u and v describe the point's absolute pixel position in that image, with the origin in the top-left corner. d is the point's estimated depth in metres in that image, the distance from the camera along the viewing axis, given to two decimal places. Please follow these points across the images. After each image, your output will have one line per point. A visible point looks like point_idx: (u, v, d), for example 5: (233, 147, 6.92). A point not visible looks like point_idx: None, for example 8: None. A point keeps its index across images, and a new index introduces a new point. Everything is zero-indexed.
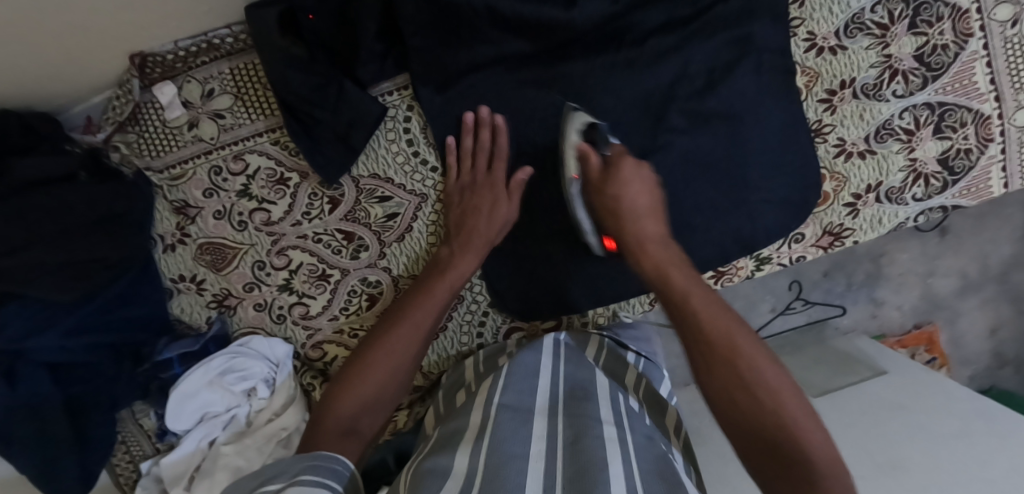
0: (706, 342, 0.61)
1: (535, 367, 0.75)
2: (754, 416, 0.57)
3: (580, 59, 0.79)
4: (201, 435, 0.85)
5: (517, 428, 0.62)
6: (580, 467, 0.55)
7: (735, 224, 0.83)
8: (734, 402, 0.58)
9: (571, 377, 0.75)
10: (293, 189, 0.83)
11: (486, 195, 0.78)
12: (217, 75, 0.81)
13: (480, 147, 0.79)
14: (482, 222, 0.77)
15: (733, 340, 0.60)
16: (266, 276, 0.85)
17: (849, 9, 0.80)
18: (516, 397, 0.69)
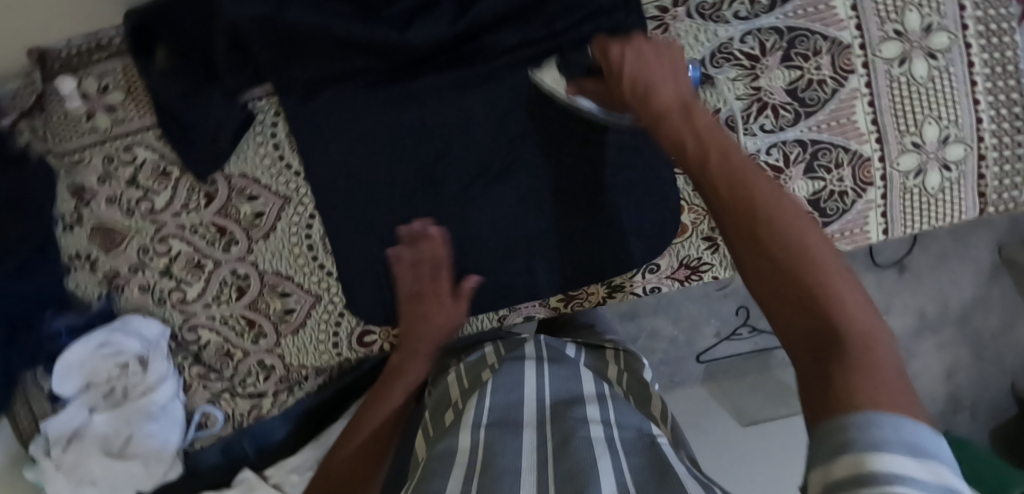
0: (734, 225, 0.55)
1: (515, 382, 0.75)
2: (801, 294, 0.48)
3: (433, 74, 0.80)
4: (83, 404, 0.92)
5: (508, 441, 0.63)
6: (569, 469, 0.56)
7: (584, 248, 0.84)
8: (794, 284, 0.49)
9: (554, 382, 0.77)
10: (174, 183, 0.89)
11: (432, 306, 0.85)
12: (112, 71, 0.88)
13: (422, 255, 0.84)
14: (426, 328, 0.85)
15: (781, 211, 0.54)
16: (149, 261, 0.92)
17: (716, 37, 0.78)
18: (502, 413, 0.69)
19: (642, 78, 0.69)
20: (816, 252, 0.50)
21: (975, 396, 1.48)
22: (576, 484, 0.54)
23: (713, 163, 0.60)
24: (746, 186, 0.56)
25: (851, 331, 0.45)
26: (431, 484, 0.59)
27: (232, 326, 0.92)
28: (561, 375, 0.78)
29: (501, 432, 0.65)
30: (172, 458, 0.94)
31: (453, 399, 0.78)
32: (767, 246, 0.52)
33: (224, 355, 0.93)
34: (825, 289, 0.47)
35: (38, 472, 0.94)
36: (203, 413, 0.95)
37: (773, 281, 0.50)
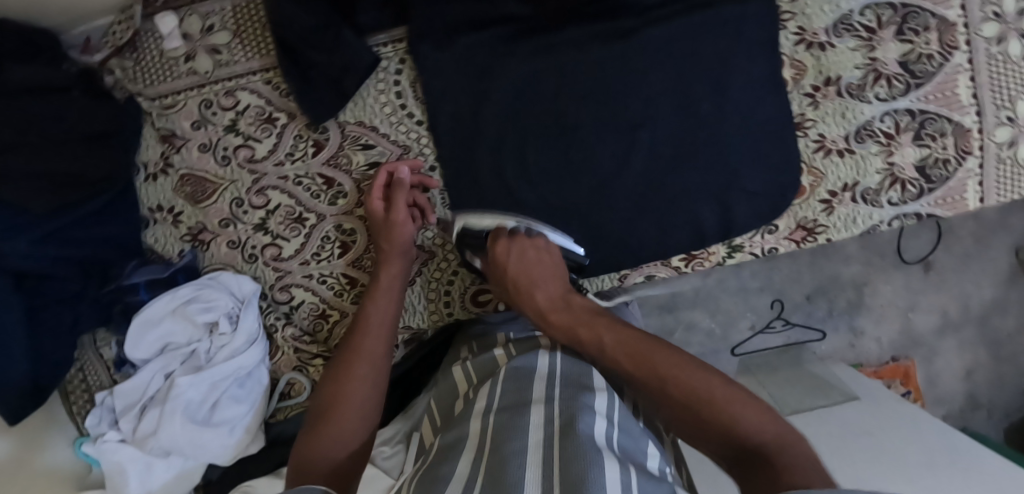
0: (660, 379, 0.62)
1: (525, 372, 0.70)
2: (686, 396, 0.60)
3: (573, 25, 0.80)
4: (159, 368, 0.85)
5: (522, 419, 0.59)
6: (572, 455, 0.52)
7: (707, 207, 0.84)
8: (698, 405, 0.59)
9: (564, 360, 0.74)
10: (280, 130, 0.84)
11: (389, 231, 0.79)
12: (220, 11, 0.83)
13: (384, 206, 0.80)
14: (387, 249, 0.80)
15: (641, 348, 0.65)
16: (243, 214, 0.86)
17: (838, 9, 0.82)
18: (513, 397, 0.64)
19: (528, 276, 0.75)
20: (713, 393, 0.59)
21: (991, 395, 1.57)
22: (578, 468, 0.51)
23: (625, 353, 0.65)
24: (655, 362, 0.62)
25: (726, 418, 0.57)
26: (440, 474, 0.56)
27: (330, 286, 0.87)
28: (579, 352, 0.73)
29: (517, 416, 0.60)
30: (254, 429, 0.87)
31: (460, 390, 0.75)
32: (709, 400, 0.58)
33: (318, 316, 0.88)
34: (732, 414, 0.56)
35: (97, 449, 0.84)
36: (288, 381, 0.89)
37: (684, 393, 0.60)
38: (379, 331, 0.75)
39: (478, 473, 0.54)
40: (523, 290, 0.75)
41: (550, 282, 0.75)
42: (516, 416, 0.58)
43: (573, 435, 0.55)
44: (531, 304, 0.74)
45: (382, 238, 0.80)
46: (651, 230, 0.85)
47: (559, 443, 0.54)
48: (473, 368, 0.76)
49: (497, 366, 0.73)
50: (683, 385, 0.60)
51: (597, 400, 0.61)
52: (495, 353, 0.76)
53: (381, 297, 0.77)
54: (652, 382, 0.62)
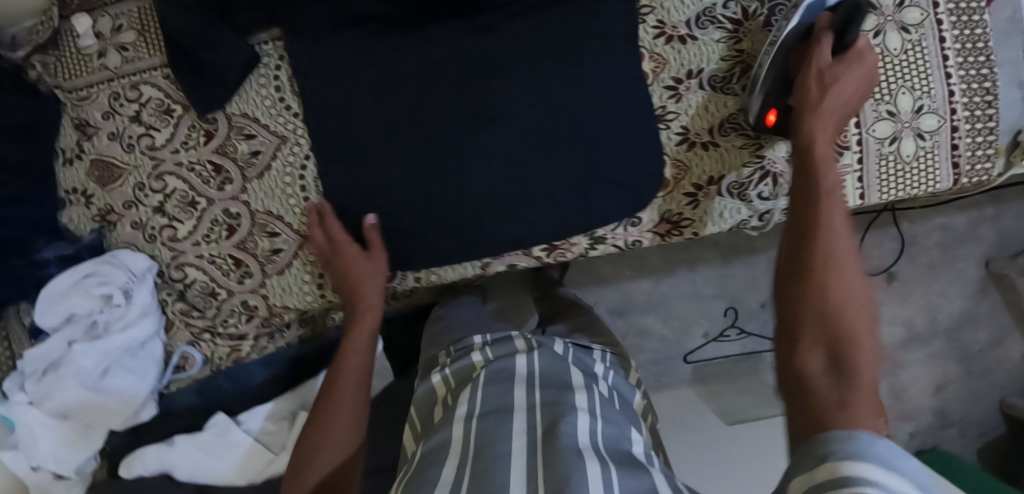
0: (802, 268, 0.59)
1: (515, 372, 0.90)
2: (833, 340, 0.55)
3: (435, 24, 0.84)
4: (62, 338, 0.93)
5: (505, 426, 0.77)
6: (552, 457, 0.70)
7: (571, 199, 0.86)
8: (830, 339, 0.55)
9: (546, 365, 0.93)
10: (176, 120, 0.91)
11: (353, 263, 0.86)
12: (128, 13, 0.92)
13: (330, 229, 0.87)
14: (363, 285, 0.86)
15: (836, 240, 0.60)
16: (144, 197, 0.93)
17: (700, 2, 0.82)
18: (497, 398, 0.83)
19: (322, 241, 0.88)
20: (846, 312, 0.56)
21: (965, 412, 1.53)
22: (559, 467, 0.67)
23: (817, 234, 0.60)
24: (830, 294, 0.57)
25: (851, 373, 0.52)
26: (430, 471, 0.74)
27: (218, 265, 0.93)
28: (547, 364, 0.92)
29: (494, 419, 0.78)
30: (146, 396, 0.95)
31: (442, 393, 0.96)
32: (840, 326, 0.55)
33: (208, 294, 0.94)
34: (854, 394, 0.50)
35: (9, 408, 0.94)
36: (182, 355, 0.97)
37: (840, 345, 0.54)
38: (355, 370, 0.84)
39: (462, 469, 0.72)
40: (811, 114, 0.69)
41: (833, 167, 0.66)
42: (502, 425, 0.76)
43: (554, 440, 0.72)
44: (807, 174, 0.66)
45: (354, 283, 0.86)
46: (510, 219, 0.87)
47: (541, 446, 0.72)
48: (454, 375, 0.97)
49: (476, 372, 0.94)
50: (829, 284, 0.57)
51: (571, 405, 0.80)
52: (473, 358, 0.98)
53: (363, 329, 0.86)
54: (841, 331, 0.55)
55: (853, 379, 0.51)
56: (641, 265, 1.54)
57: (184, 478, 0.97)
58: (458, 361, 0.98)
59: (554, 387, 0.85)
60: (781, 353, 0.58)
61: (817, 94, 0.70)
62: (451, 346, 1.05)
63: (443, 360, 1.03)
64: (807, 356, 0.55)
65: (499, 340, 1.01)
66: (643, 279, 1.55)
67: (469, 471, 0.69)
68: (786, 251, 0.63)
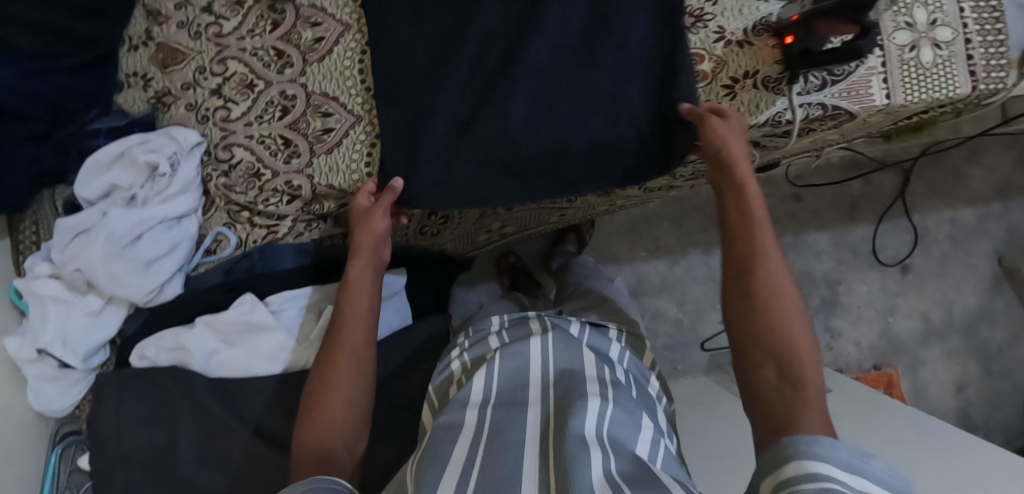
0: (748, 293, 0.70)
1: (526, 361, 0.97)
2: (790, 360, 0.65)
3: None
4: (99, 207, 0.92)
5: (514, 418, 0.82)
6: (559, 450, 0.73)
7: (625, 83, 0.87)
8: (780, 353, 0.66)
9: (556, 355, 0.97)
10: (246, 11, 0.97)
11: (362, 218, 0.87)
12: None
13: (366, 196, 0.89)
14: (366, 237, 0.86)
15: (785, 294, 0.69)
16: (203, 80, 0.97)
17: None
18: (508, 395, 0.89)
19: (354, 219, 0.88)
20: (802, 345, 0.66)
21: (986, 415, 1.53)
22: (561, 430, 0.77)
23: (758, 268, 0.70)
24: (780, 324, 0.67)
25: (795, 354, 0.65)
26: (442, 450, 0.78)
27: (267, 146, 0.95)
28: (560, 347, 0.99)
29: (509, 411, 0.84)
30: (173, 273, 0.93)
31: (458, 378, 1.03)
32: (789, 343, 0.66)
33: (252, 176, 0.95)
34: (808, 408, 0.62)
35: (30, 280, 0.93)
36: (216, 237, 0.96)
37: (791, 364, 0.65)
38: (358, 321, 0.82)
39: (475, 446, 0.77)
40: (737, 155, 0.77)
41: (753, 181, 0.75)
42: (513, 413, 0.83)
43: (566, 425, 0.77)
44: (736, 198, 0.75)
45: (359, 234, 0.86)
46: (557, 103, 0.87)
47: (548, 438, 0.77)
48: (470, 360, 1.05)
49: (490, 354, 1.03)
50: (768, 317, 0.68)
51: (583, 391, 0.85)
52: (490, 343, 1.07)
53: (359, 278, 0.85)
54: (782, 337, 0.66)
55: (802, 397, 0.63)
56: (656, 246, 1.58)
57: (197, 369, 0.93)
58: (475, 347, 1.07)
59: (563, 378, 0.91)
60: (745, 369, 0.69)
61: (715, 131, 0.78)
62: (469, 329, 1.14)
63: (461, 343, 1.10)
64: (765, 370, 0.66)
65: (514, 324, 1.11)
66: (659, 261, 1.59)
67: (482, 447, 0.76)
68: (729, 245, 0.75)
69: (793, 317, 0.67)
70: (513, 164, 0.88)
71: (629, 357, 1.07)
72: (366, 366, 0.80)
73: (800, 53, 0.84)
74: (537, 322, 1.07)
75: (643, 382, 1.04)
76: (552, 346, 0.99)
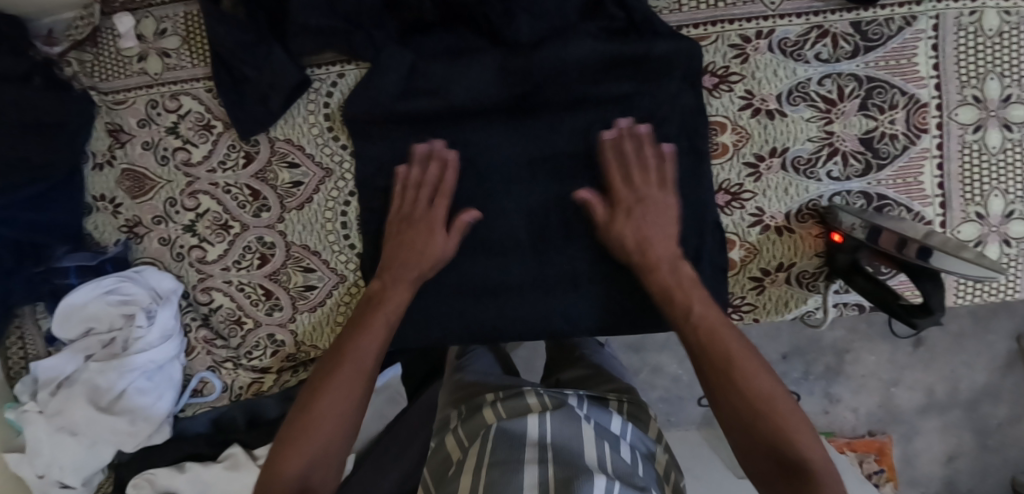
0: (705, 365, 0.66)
1: (520, 432, 0.75)
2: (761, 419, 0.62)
3: (484, 66, 0.79)
4: (80, 349, 0.89)
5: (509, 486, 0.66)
6: None
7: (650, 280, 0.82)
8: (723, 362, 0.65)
9: (559, 428, 0.75)
10: (215, 138, 0.86)
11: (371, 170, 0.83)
12: (172, 17, 0.85)
13: (425, 171, 0.80)
14: (419, 208, 0.79)
15: (721, 338, 0.67)
16: (175, 214, 0.89)
17: (794, 76, 0.77)
18: (505, 455, 0.71)
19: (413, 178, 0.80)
20: (764, 385, 0.63)
21: (973, 485, 1.35)
22: None
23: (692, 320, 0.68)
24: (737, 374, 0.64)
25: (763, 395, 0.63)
26: None
27: (247, 294, 0.89)
28: (564, 423, 0.76)
29: (505, 471, 0.68)
30: (161, 421, 0.90)
31: (455, 456, 0.78)
32: (755, 395, 0.63)
33: (233, 322, 0.90)
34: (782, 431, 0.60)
35: (19, 413, 0.90)
36: (200, 379, 0.93)
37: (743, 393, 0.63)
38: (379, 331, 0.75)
39: None
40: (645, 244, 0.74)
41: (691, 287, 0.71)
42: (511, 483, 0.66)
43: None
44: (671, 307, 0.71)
45: (405, 204, 0.80)
46: (558, 281, 0.83)
47: None
48: (465, 433, 0.79)
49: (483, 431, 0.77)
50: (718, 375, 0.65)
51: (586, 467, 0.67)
52: (484, 416, 0.79)
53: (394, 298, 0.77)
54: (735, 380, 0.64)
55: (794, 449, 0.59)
56: None
57: None
58: (469, 421, 0.80)
59: (564, 453, 0.70)
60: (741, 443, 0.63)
61: (625, 196, 0.76)
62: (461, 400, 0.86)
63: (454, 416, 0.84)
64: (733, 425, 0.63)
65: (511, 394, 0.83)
66: None
67: None
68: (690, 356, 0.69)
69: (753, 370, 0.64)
70: (512, 334, 0.85)
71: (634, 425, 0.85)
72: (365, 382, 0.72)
73: (846, 263, 0.76)
74: (534, 395, 0.81)
75: (653, 457, 0.81)
76: (554, 424, 0.76)
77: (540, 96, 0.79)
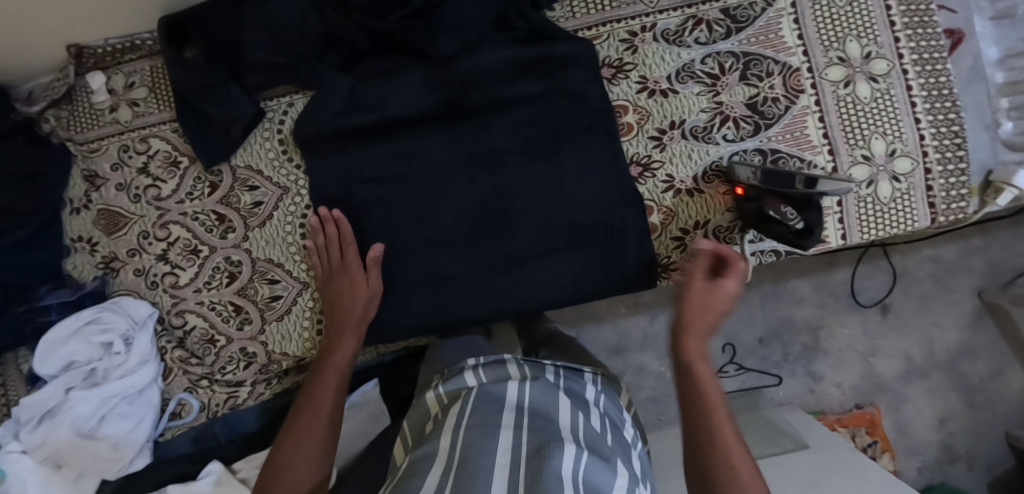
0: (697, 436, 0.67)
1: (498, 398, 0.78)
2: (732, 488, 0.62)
3: (414, 78, 0.89)
4: (61, 384, 0.92)
5: (487, 441, 0.68)
6: None
7: (586, 252, 0.90)
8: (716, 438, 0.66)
9: (534, 395, 0.79)
10: (182, 172, 0.95)
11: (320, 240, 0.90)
12: (140, 70, 0.96)
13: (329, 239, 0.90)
14: (358, 279, 0.89)
15: (718, 413, 0.68)
16: (148, 245, 0.96)
17: (680, 59, 0.88)
18: (485, 418, 0.73)
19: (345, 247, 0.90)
20: (740, 463, 0.64)
21: (971, 446, 1.36)
22: None
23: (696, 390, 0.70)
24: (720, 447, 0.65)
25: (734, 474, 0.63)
26: (412, 482, 0.65)
27: (218, 312, 0.95)
28: (540, 391, 0.79)
29: (484, 430, 0.70)
30: (141, 445, 0.94)
31: (432, 412, 0.84)
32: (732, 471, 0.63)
33: (207, 342, 0.95)
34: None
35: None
36: (179, 402, 0.97)
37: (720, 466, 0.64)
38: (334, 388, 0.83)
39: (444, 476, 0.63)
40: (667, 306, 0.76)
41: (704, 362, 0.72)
42: (488, 439, 0.68)
43: (538, 469, 0.63)
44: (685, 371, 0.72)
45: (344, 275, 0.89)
46: (498, 265, 0.91)
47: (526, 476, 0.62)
48: (446, 395, 0.83)
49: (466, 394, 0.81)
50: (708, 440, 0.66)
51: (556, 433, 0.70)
52: (464, 380, 0.84)
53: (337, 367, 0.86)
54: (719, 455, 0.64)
55: None
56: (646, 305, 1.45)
57: None
58: (449, 382, 0.84)
59: (539, 419, 0.74)
60: None
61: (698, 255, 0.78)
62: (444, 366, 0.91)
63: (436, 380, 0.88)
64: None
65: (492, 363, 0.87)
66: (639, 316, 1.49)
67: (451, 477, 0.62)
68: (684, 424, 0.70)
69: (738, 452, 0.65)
70: (468, 317, 0.92)
71: (606, 399, 0.88)
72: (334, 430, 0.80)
73: (755, 212, 0.82)
74: (514, 365, 0.85)
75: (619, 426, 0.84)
76: (530, 393, 0.79)
77: (465, 101, 0.89)
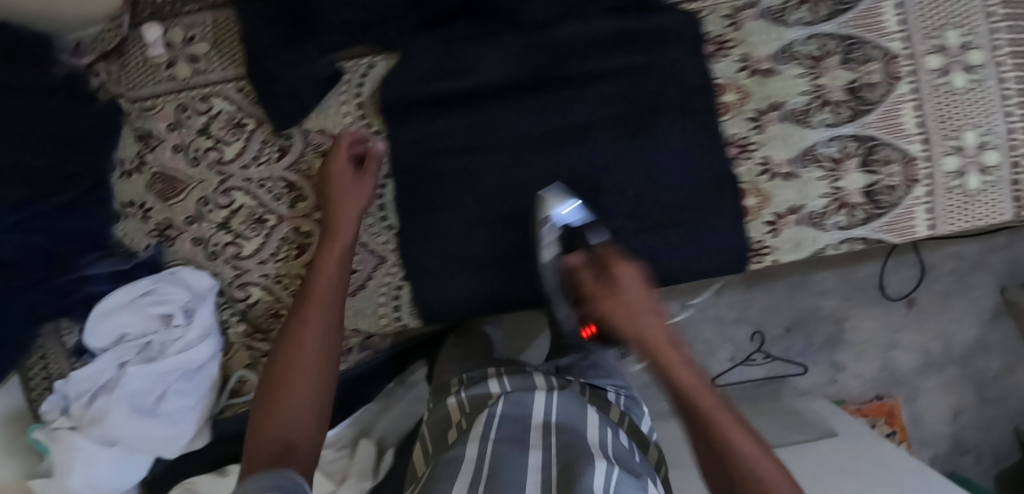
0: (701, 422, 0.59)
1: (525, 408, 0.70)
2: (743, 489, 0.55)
3: (502, 43, 0.84)
4: (113, 358, 0.86)
5: (516, 459, 0.61)
6: None
7: (678, 234, 0.87)
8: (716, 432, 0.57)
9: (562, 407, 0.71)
10: (248, 134, 0.89)
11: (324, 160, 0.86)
12: (201, 24, 0.88)
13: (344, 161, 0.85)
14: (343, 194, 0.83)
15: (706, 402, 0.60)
16: (208, 213, 0.90)
17: (782, 38, 0.85)
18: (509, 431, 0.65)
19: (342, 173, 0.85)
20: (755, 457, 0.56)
21: (980, 439, 1.28)
22: None
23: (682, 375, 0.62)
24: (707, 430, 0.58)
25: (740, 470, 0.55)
26: None
27: (286, 286, 0.90)
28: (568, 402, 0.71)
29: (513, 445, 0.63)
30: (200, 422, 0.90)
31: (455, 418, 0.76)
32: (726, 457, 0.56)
33: (272, 316, 0.91)
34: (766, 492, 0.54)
35: (49, 434, 0.86)
36: (239, 379, 0.93)
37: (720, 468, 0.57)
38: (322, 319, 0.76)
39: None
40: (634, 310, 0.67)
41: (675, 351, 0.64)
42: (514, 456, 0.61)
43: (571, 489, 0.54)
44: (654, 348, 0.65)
45: (335, 192, 0.84)
46: (550, 247, 0.82)
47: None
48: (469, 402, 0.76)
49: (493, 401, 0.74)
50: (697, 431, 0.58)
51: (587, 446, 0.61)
52: (489, 387, 0.77)
53: (325, 282, 0.80)
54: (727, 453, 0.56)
55: None
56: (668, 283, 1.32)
57: None
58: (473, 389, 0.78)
59: (567, 432, 0.65)
60: None
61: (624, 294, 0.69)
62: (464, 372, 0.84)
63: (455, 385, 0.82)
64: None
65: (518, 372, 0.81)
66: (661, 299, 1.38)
67: None
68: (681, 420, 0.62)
69: (738, 436, 0.57)
70: (550, 295, 0.89)
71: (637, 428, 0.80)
72: (330, 364, 0.73)
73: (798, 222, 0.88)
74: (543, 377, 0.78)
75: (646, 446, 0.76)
76: (558, 404, 0.71)
77: (558, 71, 0.85)
